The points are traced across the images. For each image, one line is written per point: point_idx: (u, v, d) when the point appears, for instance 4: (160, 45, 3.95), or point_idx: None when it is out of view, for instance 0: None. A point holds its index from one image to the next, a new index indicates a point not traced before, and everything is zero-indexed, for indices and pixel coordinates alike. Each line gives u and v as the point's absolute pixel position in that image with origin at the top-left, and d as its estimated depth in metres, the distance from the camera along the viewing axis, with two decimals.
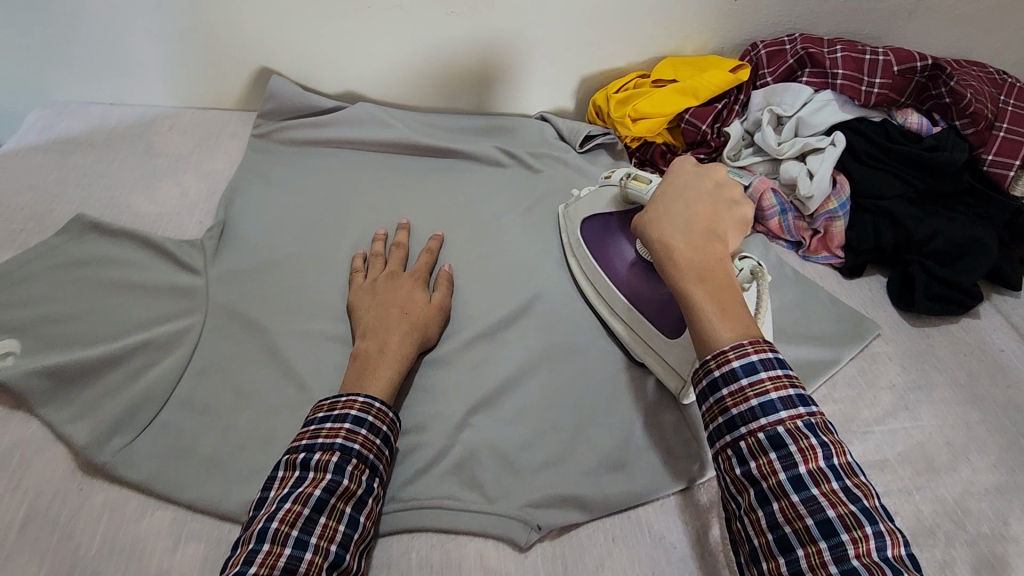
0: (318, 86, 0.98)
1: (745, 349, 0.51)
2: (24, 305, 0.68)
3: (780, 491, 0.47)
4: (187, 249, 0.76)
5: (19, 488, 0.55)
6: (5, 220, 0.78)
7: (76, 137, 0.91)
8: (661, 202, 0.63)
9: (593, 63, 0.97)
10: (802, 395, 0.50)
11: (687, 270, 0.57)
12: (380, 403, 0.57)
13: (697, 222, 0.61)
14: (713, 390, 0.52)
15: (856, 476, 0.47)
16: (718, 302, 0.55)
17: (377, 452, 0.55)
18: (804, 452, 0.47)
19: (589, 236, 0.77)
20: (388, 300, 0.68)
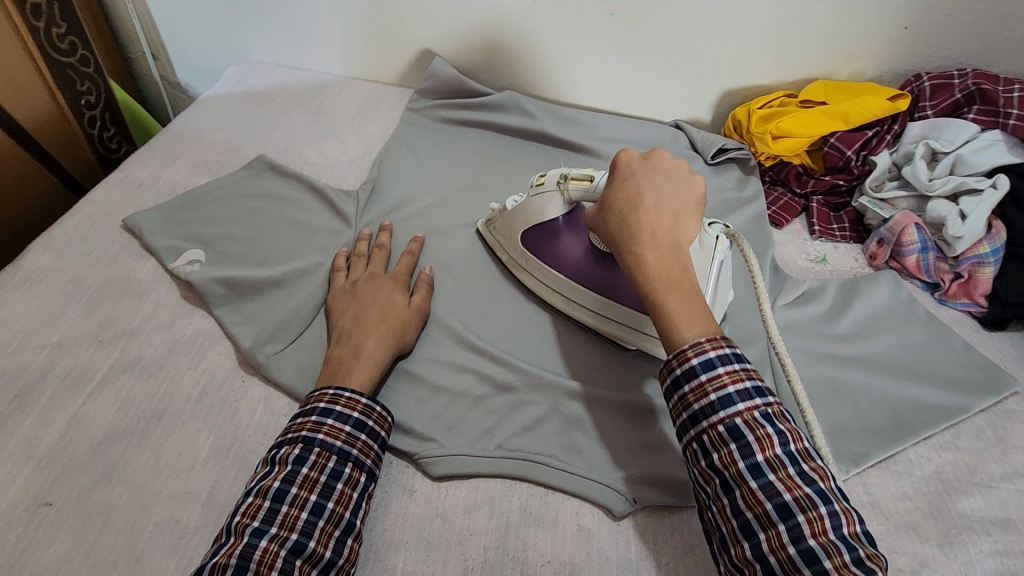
0: (471, 72, 1.06)
1: (703, 347, 0.52)
2: (211, 224, 0.80)
3: (740, 480, 0.48)
4: (344, 197, 0.86)
5: (198, 368, 0.65)
6: (204, 152, 0.92)
7: (262, 92, 1.05)
8: (618, 203, 0.61)
9: (740, 77, 0.98)
10: (758, 385, 0.51)
11: (655, 281, 0.56)
12: (351, 391, 0.58)
13: (646, 223, 0.59)
14: (676, 387, 0.53)
15: (812, 461, 0.49)
16: (686, 303, 0.55)
17: (345, 437, 0.55)
18: (761, 440, 0.48)
19: (533, 241, 0.74)
20: (368, 301, 0.68)
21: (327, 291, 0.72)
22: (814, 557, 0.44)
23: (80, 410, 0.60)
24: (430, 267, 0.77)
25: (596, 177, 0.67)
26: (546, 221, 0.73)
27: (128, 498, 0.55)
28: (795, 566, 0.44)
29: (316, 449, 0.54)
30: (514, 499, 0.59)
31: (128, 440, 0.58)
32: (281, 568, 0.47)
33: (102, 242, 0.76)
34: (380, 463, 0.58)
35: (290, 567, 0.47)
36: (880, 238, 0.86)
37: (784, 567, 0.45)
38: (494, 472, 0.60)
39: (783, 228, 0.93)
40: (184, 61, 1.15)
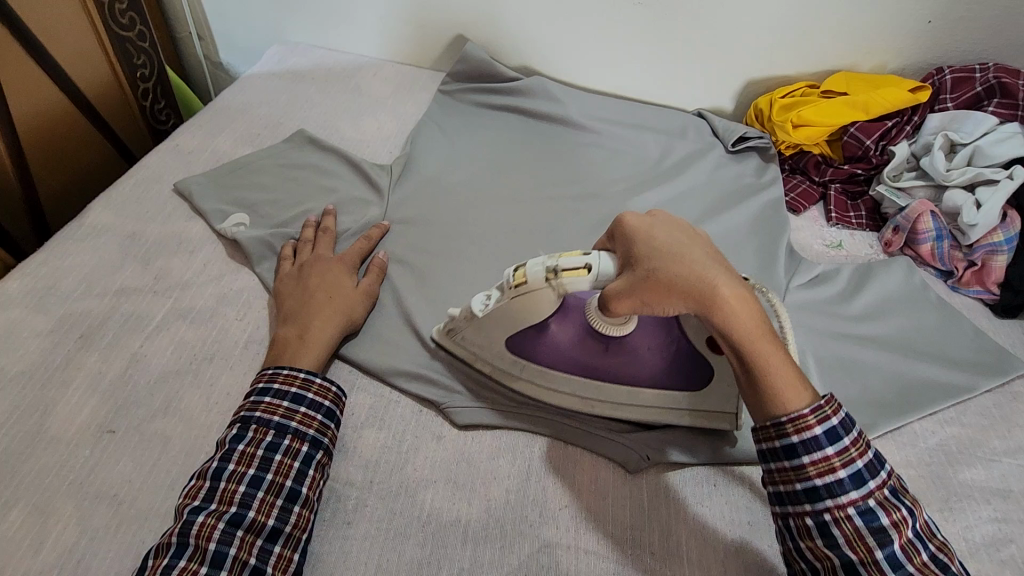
0: (502, 57, 1.10)
1: (825, 410, 0.51)
2: (255, 191, 0.85)
3: (874, 566, 0.48)
4: (379, 170, 0.90)
5: (244, 319, 0.70)
6: (248, 125, 0.97)
7: (303, 71, 1.10)
8: (672, 256, 0.50)
9: (764, 68, 1.01)
10: (880, 457, 0.52)
11: (762, 342, 0.50)
12: (286, 368, 0.60)
13: (728, 277, 0.51)
14: (792, 456, 0.51)
15: (937, 539, 0.50)
16: (786, 359, 0.52)
17: (282, 412, 0.57)
18: (897, 525, 0.49)
19: (526, 348, 0.63)
20: (314, 285, 0.69)
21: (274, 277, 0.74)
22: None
23: (140, 350, 0.65)
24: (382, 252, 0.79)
25: (596, 265, 0.54)
26: (536, 323, 0.60)
27: (182, 429, 0.60)
28: None
29: (253, 426, 0.56)
30: (535, 449, 0.63)
31: (181, 379, 0.63)
32: (219, 539, 0.49)
33: (157, 204, 0.81)
34: (327, 433, 0.58)
35: (229, 538, 0.49)
36: (895, 226, 0.88)
37: None
38: (517, 423, 0.64)
39: (801, 215, 0.95)
40: (228, 41, 1.20)
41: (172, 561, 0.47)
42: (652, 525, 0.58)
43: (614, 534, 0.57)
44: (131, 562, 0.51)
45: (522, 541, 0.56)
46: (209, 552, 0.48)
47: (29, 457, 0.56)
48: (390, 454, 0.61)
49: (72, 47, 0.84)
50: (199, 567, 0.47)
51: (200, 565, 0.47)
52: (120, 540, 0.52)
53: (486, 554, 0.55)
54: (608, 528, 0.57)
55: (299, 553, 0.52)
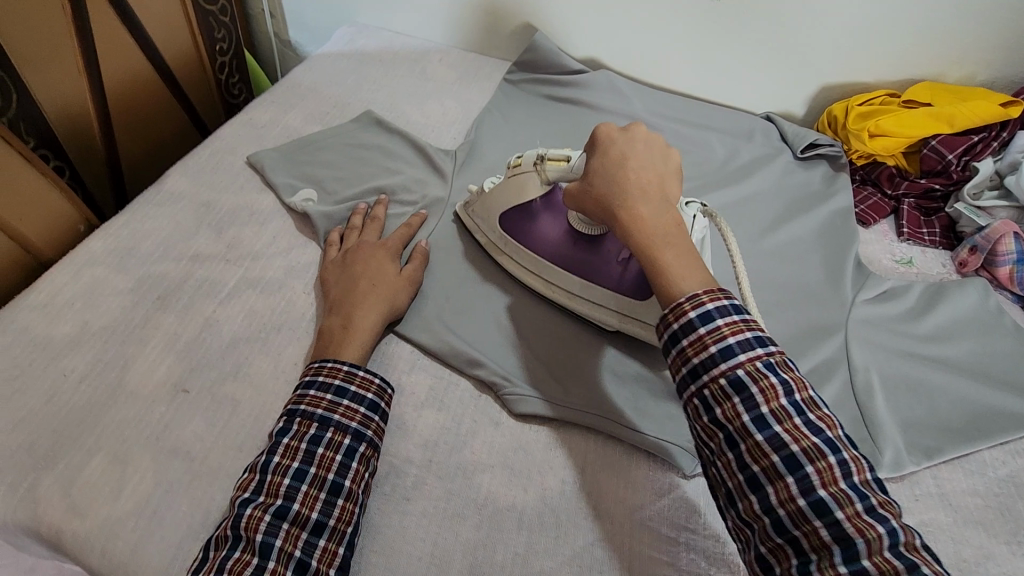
0: (569, 49, 1.09)
1: (700, 298, 0.51)
2: (323, 168, 0.87)
3: (744, 434, 0.48)
4: (443, 155, 0.91)
5: (312, 292, 0.72)
6: (318, 103, 0.99)
7: (370, 53, 1.11)
8: (605, 167, 0.62)
9: (842, 74, 0.97)
10: (759, 335, 0.50)
11: (649, 239, 0.56)
12: (332, 361, 0.60)
13: (641, 183, 0.59)
14: (672, 342, 0.52)
15: (820, 410, 0.48)
16: (683, 263, 0.54)
17: (325, 405, 0.56)
18: (765, 392, 0.48)
19: (513, 226, 0.74)
20: (358, 272, 0.69)
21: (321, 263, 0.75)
22: (824, 508, 0.44)
23: (213, 315, 0.67)
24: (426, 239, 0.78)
25: (573, 157, 0.67)
26: (524, 204, 0.73)
27: (253, 394, 0.62)
28: (805, 517, 0.45)
29: (298, 419, 0.56)
30: (591, 444, 0.62)
31: (251, 345, 0.65)
32: (265, 531, 0.49)
33: (231, 175, 0.84)
34: (370, 427, 0.57)
35: (275, 530, 0.49)
36: (973, 245, 0.84)
37: (792, 518, 0.45)
38: (572, 418, 0.63)
39: (870, 228, 0.92)
40: (298, 20, 1.22)
41: (228, 553, 0.48)
42: (709, 531, 0.57)
43: (668, 540, 0.56)
44: (202, 517, 0.53)
45: (577, 533, 0.56)
46: (257, 544, 0.48)
47: (110, 408, 0.59)
48: (449, 436, 0.61)
49: (160, 19, 0.86)
50: (251, 559, 0.47)
51: (251, 556, 0.48)
52: (193, 495, 0.54)
53: (542, 542, 0.55)
54: (664, 530, 0.57)
55: (344, 547, 0.51)
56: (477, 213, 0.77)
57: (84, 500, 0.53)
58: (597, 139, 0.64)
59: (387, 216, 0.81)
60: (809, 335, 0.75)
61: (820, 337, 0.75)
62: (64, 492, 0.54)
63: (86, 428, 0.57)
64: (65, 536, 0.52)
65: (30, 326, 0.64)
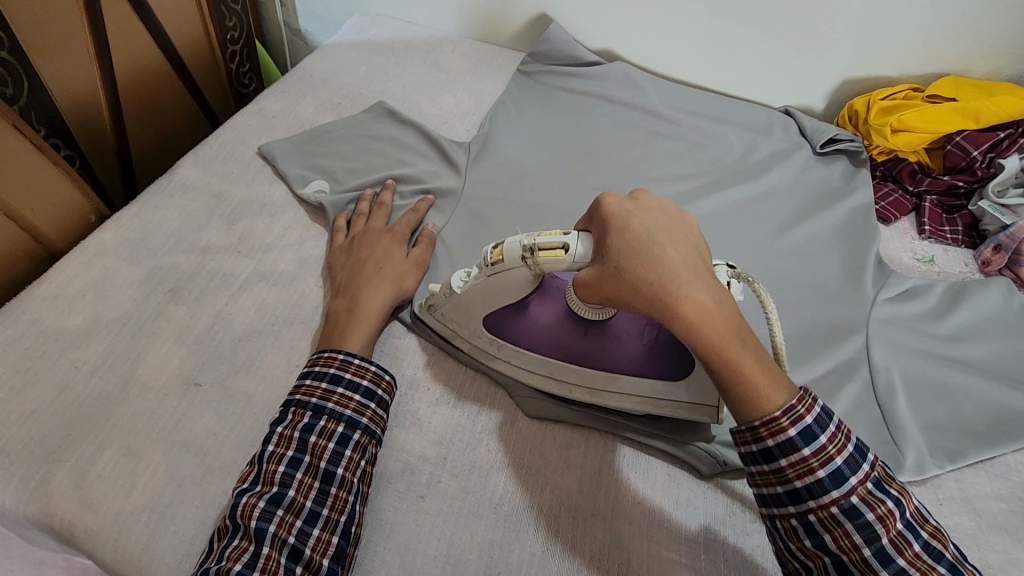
0: (584, 40, 1.07)
1: (798, 411, 0.48)
2: (334, 159, 0.86)
3: (863, 564, 0.47)
4: (456, 147, 0.89)
5: (324, 286, 0.70)
6: (330, 94, 0.97)
7: (382, 43, 1.09)
8: (629, 249, 0.49)
9: (864, 67, 0.95)
10: (860, 448, 0.49)
11: (721, 339, 0.47)
12: (329, 352, 0.60)
13: (685, 266, 0.48)
14: (769, 460, 0.49)
15: (928, 524, 0.49)
16: (758, 363, 0.48)
17: (319, 394, 0.56)
18: (883, 519, 0.48)
19: (504, 329, 0.63)
20: (365, 257, 0.69)
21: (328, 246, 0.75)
22: None
23: (224, 308, 0.67)
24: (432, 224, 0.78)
25: (572, 244, 0.53)
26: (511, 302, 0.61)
27: (265, 389, 0.61)
28: None
29: (293, 409, 0.55)
30: (606, 441, 0.61)
31: (263, 339, 0.65)
32: (258, 517, 0.49)
33: (241, 165, 0.83)
34: (365, 414, 0.56)
35: (269, 517, 0.49)
36: (996, 244, 0.83)
37: None
38: (587, 416, 0.62)
39: (891, 225, 0.90)
40: (309, 9, 1.21)
41: (228, 541, 0.48)
42: (728, 533, 0.56)
43: (686, 541, 0.55)
44: (215, 513, 0.53)
45: (593, 534, 0.55)
46: (251, 530, 0.48)
47: (122, 401, 0.58)
48: (464, 433, 0.60)
49: (172, 8, 0.85)
50: (247, 546, 0.47)
51: (247, 542, 0.48)
52: (205, 491, 0.54)
53: (558, 542, 0.54)
54: (681, 531, 0.56)
55: (340, 535, 0.50)
56: (455, 318, 0.64)
57: (96, 493, 0.53)
58: (614, 218, 0.50)
59: (393, 201, 0.81)
60: (829, 335, 0.74)
61: (840, 337, 0.74)
62: (75, 486, 0.53)
63: (97, 421, 0.57)
64: (77, 530, 0.52)
65: (40, 317, 0.63)
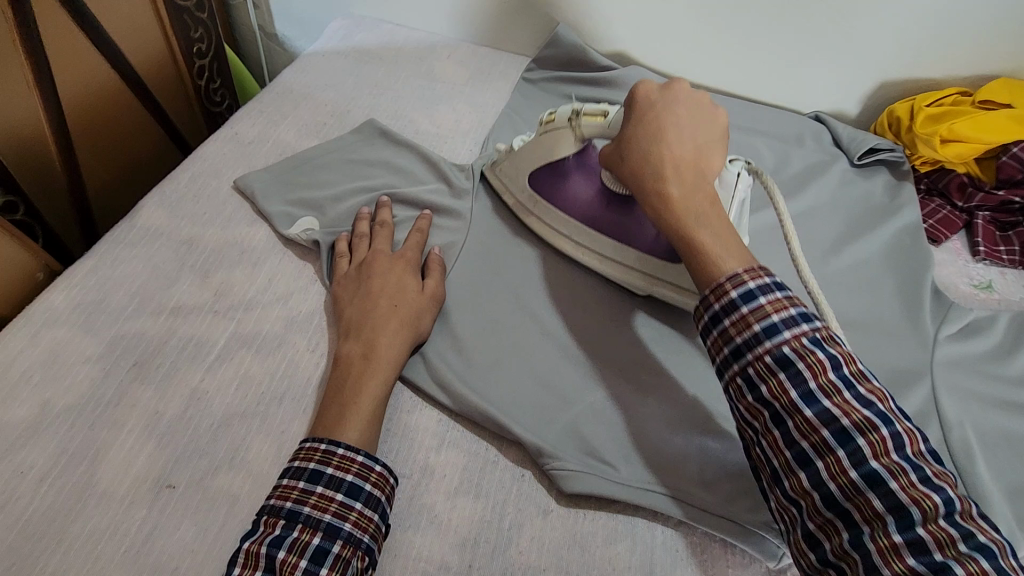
0: (594, 43, 0.97)
1: (740, 277, 0.50)
2: (321, 189, 0.75)
3: (792, 410, 0.45)
4: (460, 172, 0.79)
5: (316, 350, 0.61)
6: (313, 111, 0.86)
7: (369, 50, 0.98)
8: (645, 136, 0.59)
9: (907, 69, 0.86)
10: (804, 311, 0.48)
11: (686, 214, 0.55)
12: (309, 440, 0.50)
13: (678, 157, 0.58)
14: (714, 324, 0.50)
15: (869, 383, 0.46)
16: (721, 240, 0.53)
17: (294, 497, 0.47)
18: (813, 367, 0.46)
19: (543, 186, 0.73)
20: (377, 288, 0.61)
21: (329, 280, 0.66)
22: (877, 479, 0.42)
23: (200, 386, 0.57)
24: (438, 247, 0.70)
25: (611, 113, 0.65)
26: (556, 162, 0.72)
27: (253, 488, 0.51)
28: (857, 489, 0.42)
29: (265, 517, 0.46)
30: (657, 530, 0.53)
31: (249, 422, 0.55)
32: None
33: (215, 203, 0.72)
34: (347, 518, 0.46)
35: None
36: None
37: (845, 492, 0.43)
38: (634, 501, 0.53)
39: (941, 245, 0.82)
40: (284, 11, 1.08)
41: None
42: None
43: None
44: None
45: None
46: None
47: (80, 516, 0.48)
48: (490, 531, 0.51)
49: (127, 22, 0.74)
50: None
51: None
52: None
53: None
54: None
55: None
56: (507, 175, 0.76)
57: None
58: (636, 105, 0.61)
59: (393, 219, 0.72)
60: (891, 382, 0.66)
61: (904, 385, 0.66)
62: None
63: (50, 543, 0.47)
64: None
65: None
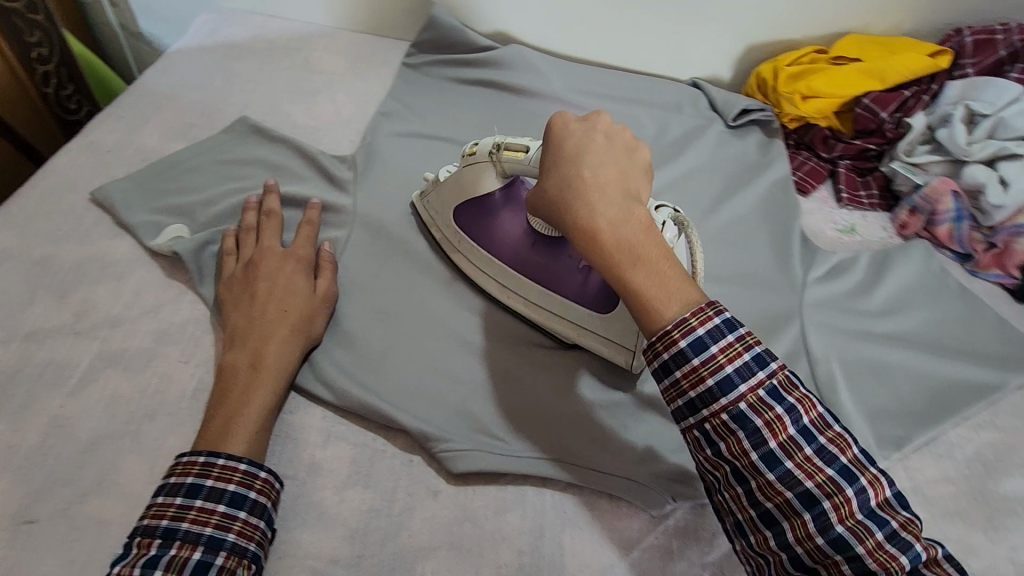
0: (474, 25, 0.97)
1: (689, 324, 0.47)
2: (190, 194, 0.72)
3: (754, 471, 0.45)
4: (340, 165, 0.77)
5: (189, 361, 0.58)
6: (180, 113, 0.82)
7: (240, 44, 0.94)
8: (564, 169, 0.54)
9: (767, 31, 0.91)
10: (758, 354, 0.46)
11: (618, 251, 0.49)
12: (188, 454, 0.48)
13: (604, 186, 0.52)
14: (665, 373, 0.48)
15: (831, 431, 0.46)
16: (657, 279, 0.48)
17: (171, 513, 0.45)
18: (772, 425, 0.45)
19: (468, 223, 0.67)
20: (264, 292, 0.59)
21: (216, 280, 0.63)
22: (843, 544, 0.43)
23: (60, 413, 0.53)
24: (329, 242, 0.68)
25: (532, 147, 0.60)
26: (479, 197, 0.65)
27: (122, 510, 0.49)
28: (825, 553, 0.43)
29: (139, 539, 0.45)
30: (545, 495, 0.55)
31: (116, 444, 0.52)
32: None
33: (71, 219, 0.68)
34: (231, 528, 0.46)
35: None
36: (912, 206, 0.81)
37: (812, 555, 0.43)
38: (522, 471, 0.55)
39: (810, 196, 0.87)
40: (144, 7, 1.01)
41: None
42: None
43: None
44: None
45: None
46: None
47: None
48: (381, 519, 0.51)
49: None
50: None
51: None
52: None
53: None
54: None
55: None
56: (433, 207, 0.70)
57: None
58: (550, 129, 0.57)
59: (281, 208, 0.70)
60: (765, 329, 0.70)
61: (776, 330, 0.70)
62: None
63: None
64: None
65: None
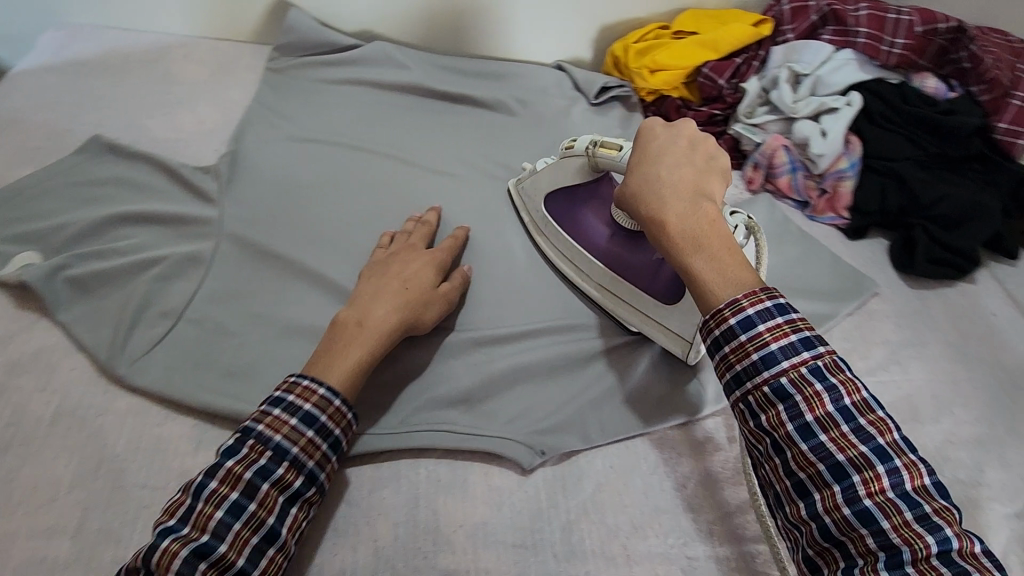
0: (336, 24, 0.97)
1: (740, 303, 0.46)
2: (37, 219, 0.70)
3: (790, 441, 0.44)
4: (202, 175, 0.76)
5: (46, 389, 0.59)
6: (24, 138, 0.80)
7: (89, 60, 0.90)
8: (640, 168, 0.56)
9: (614, 11, 0.96)
10: (806, 336, 0.45)
11: (680, 243, 0.50)
12: (277, 434, 0.50)
13: (678, 184, 0.53)
14: (715, 349, 0.48)
15: (872, 413, 0.43)
16: (717, 266, 0.48)
17: (244, 488, 0.47)
18: (811, 400, 0.44)
19: (558, 209, 0.73)
20: (366, 296, 0.61)
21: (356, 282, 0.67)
22: (870, 518, 0.41)
23: None
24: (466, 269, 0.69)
25: (625, 148, 0.63)
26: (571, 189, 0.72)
27: None
28: (850, 525, 0.42)
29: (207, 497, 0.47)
30: (415, 468, 0.58)
31: None
32: None
33: None
34: (287, 522, 0.49)
35: None
36: (754, 162, 0.89)
37: (839, 526, 0.42)
38: (392, 449, 0.58)
39: None
40: None
41: None
42: (551, 528, 0.55)
43: (512, 547, 0.54)
44: None
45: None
46: None
47: None
48: None
49: None
50: None
51: None
52: None
53: None
54: (506, 539, 0.54)
55: None
56: (529, 192, 0.76)
57: None
58: (640, 133, 0.59)
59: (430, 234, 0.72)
60: None
61: None
62: None
63: None
64: None
65: None
